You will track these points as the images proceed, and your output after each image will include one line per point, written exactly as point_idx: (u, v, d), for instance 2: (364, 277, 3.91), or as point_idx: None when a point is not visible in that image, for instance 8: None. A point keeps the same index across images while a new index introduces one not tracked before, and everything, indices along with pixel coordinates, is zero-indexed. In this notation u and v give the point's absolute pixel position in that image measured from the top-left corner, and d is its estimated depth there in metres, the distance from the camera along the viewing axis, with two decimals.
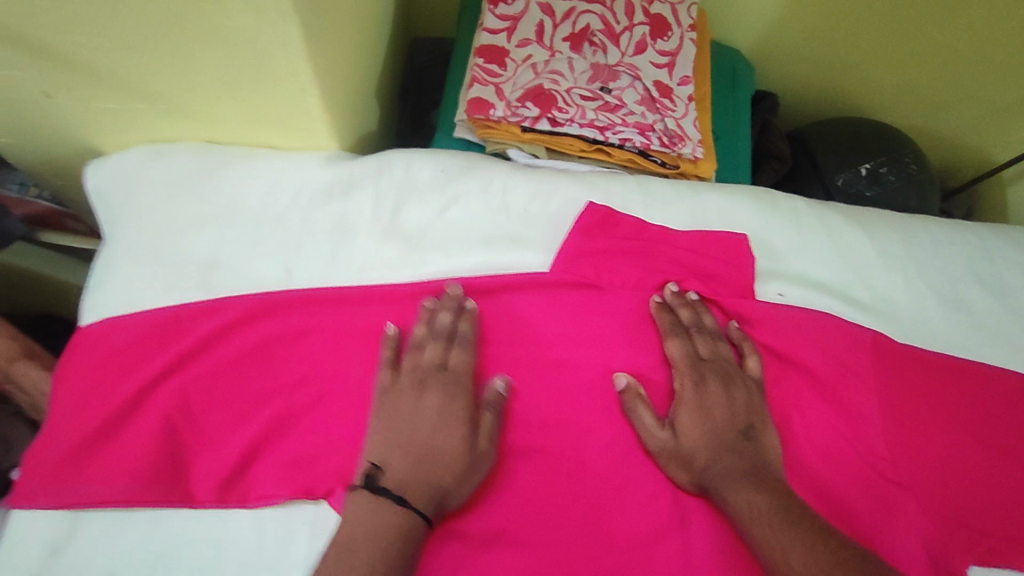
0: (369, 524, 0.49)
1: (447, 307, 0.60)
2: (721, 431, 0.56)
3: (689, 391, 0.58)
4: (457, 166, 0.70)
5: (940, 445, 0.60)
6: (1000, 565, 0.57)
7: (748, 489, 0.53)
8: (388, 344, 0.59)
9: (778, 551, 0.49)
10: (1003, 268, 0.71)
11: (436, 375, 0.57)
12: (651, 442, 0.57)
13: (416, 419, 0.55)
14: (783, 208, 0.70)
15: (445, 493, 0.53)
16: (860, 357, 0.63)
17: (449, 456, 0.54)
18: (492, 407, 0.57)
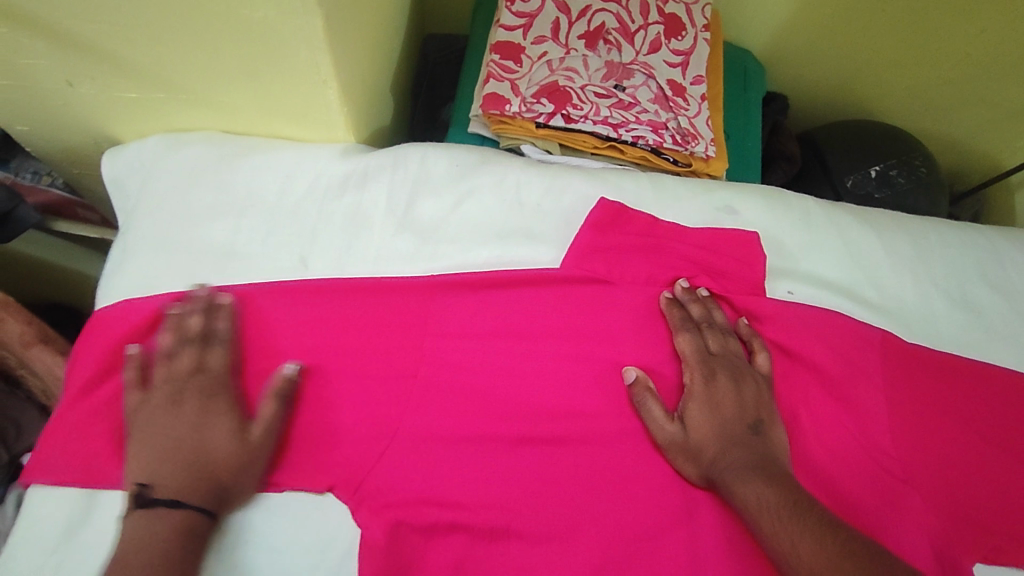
0: (145, 532, 0.49)
1: (198, 309, 0.60)
2: (729, 425, 0.57)
3: (699, 385, 0.59)
4: (471, 160, 0.70)
5: (946, 443, 0.61)
6: (1003, 562, 0.57)
7: (756, 481, 0.53)
8: (134, 362, 0.58)
9: (785, 542, 0.49)
10: (1012, 270, 0.72)
11: (193, 380, 0.56)
12: (660, 435, 0.58)
13: (174, 427, 0.54)
14: (794, 207, 0.71)
15: (225, 491, 0.53)
16: (868, 356, 0.63)
17: (219, 456, 0.53)
18: (273, 395, 0.56)
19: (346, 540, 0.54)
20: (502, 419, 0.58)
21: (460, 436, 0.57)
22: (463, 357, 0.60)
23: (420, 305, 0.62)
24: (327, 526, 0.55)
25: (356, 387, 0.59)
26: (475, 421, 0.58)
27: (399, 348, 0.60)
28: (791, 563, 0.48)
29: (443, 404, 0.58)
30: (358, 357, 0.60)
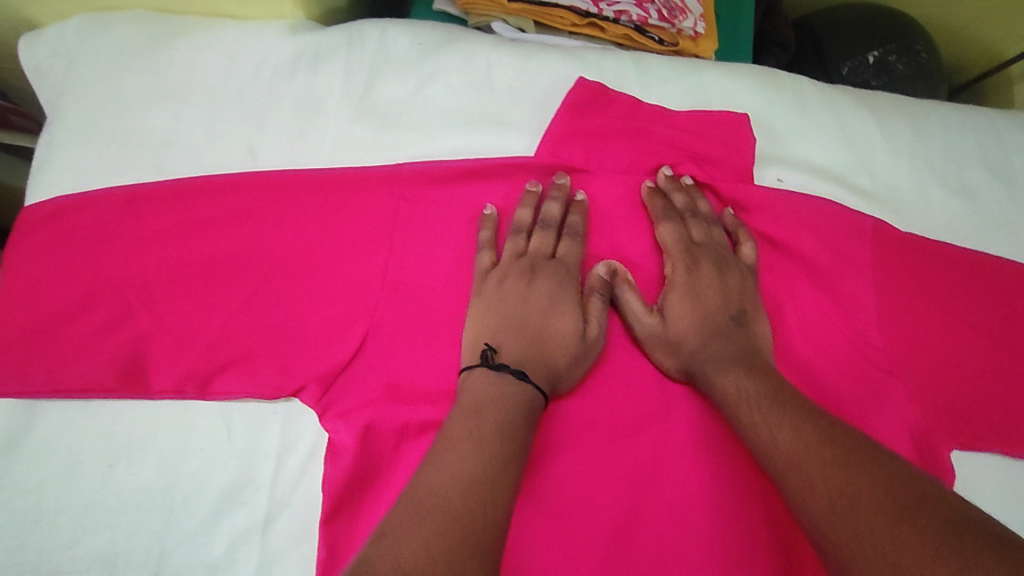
0: (497, 393, 0.48)
1: (556, 196, 0.57)
2: (710, 317, 0.55)
3: (680, 277, 0.57)
4: (437, 38, 0.62)
5: (932, 334, 0.59)
6: (987, 451, 0.56)
7: (738, 372, 0.51)
8: (490, 224, 0.56)
9: (764, 431, 0.48)
10: (1013, 154, 0.66)
11: (545, 263, 0.56)
12: (639, 327, 0.55)
13: (524, 303, 0.54)
14: (788, 88, 0.65)
15: (559, 376, 0.52)
16: (858, 245, 0.60)
17: (555, 341, 0.53)
18: (597, 291, 0.56)
19: (311, 441, 0.50)
20: None
21: (427, 336, 0.54)
22: (433, 254, 0.56)
23: (378, 197, 0.57)
24: (289, 429, 0.51)
25: (319, 286, 0.54)
26: (444, 320, 0.54)
27: (357, 247, 0.55)
28: (769, 452, 0.47)
29: (409, 305, 0.54)
30: (317, 255, 0.55)
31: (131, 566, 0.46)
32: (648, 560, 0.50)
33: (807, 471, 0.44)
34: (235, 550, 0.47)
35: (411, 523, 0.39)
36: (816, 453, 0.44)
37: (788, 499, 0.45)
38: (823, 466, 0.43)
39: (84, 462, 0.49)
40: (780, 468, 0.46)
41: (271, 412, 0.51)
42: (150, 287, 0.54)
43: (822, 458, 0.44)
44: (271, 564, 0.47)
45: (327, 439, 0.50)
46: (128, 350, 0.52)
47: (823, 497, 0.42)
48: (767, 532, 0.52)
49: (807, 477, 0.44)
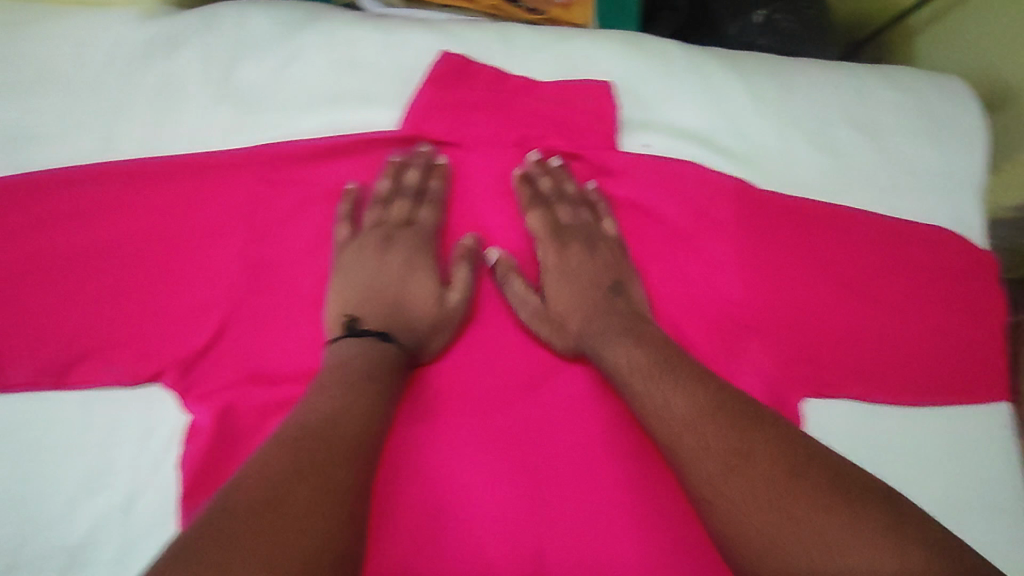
0: (366, 353, 0.51)
1: (415, 163, 0.57)
2: (585, 293, 0.58)
3: (552, 261, 0.59)
4: (297, 17, 0.61)
5: (792, 289, 0.61)
6: (834, 396, 0.60)
7: (622, 341, 0.53)
8: (348, 198, 0.56)
9: (654, 398, 0.48)
10: (876, 107, 0.68)
11: (403, 232, 0.56)
12: (524, 312, 0.57)
13: (383, 273, 0.55)
14: (654, 52, 0.65)
15: (421, 342, 0.54)
16: (722, 207, 0.61)
17: (416, 309, 0.54)
18: (464, 260, 0.57)
19: (174, 424, 0.51)
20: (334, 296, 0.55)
21: (289, 318, 0.54)
22: (294, 235, 0.56)
23: (236, 180, 0.56)
24: (154, 413, 0.52)
25: (178, 272, 0.55)
26: (306, 300, 0.55)
27: (215, 233, 0.56)
28: (660, 416, 0.47)
29: (270, 287, 0.55)
30: (176, 242, 0.55)
31: None
32: (510, 518, 0.53)
33: (699, 434, 0.45)
34: (96, 535, 0.49)
35: (285, 449, 0.44)
36: (710, 417, 0.45)
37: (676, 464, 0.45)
38: (720, 430, 0.44)
39: None
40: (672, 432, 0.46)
41: (134, 398, 0.52)
42: (5, 282, 0.53)
43: (716, 423, 0.45)
44: (131, 545, 0.48)
45: (191, 422, 0.51)
46: None
47: (716, 458, 0.43)
48: (623, 485, 0.54)
49: (695, 440, 0.45)
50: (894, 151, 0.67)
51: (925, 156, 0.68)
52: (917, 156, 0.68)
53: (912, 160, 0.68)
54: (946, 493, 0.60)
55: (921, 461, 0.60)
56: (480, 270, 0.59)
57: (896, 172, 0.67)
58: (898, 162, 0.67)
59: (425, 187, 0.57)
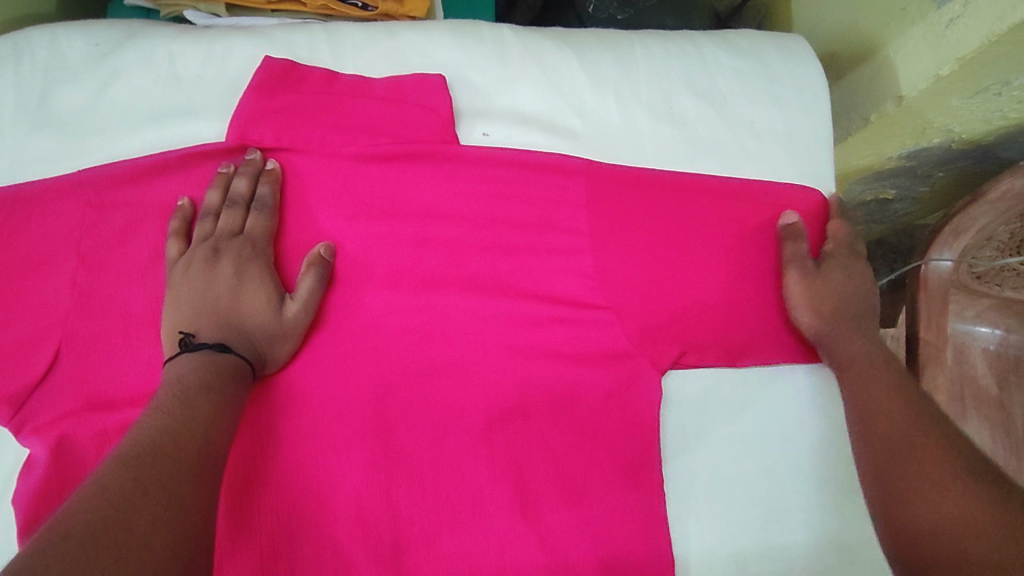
0: (200, 365, 0.50)
1: (244, 173, 0.57)
2: (850, 306, 0.63)
3: (833, 256, 0.65)
4: (115, 37, 0.60)
5: (652, 261, 0.61)
6: (692, 364, 0.60)
7: (862, 356, 0.59)
8: (179, 214, 0.56)
9: (881, 427, 0.52)
10: (718, 74, 0.69)
11: (231, 243, 0.56)
12: (795, 266, 0.62)
13: (214, 285, 0.54)
14: (487, 39, 0.66)
15: (262, 351, 0.54)
16: (568, 188, 0.61)
17: (255, 318, 0.54)
18: (308, 268, 0.56)
19: (12, 459, 0.51)
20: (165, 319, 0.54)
21: (120, 343, 0.53)
22: (123, 258, 0.55)
23: (58, 206, 0.55)
24: None
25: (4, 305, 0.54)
26: (139, 324, 0.54)
27: (37, 262, 0.54)
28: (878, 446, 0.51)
29: (100, 314, 0.54)
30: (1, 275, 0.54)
31: None
32: (368, 516, 0.54)
33: (916, 459, 0.48)
34: None
35: (124, 468, 0.42)
36: (913, 439, 0.49)
37: (884, 488, 0.49)
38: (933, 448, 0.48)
39: None
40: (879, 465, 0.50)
41: None
42: None
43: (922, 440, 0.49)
44: None
45: (27, 455, 0.51)
46: None
47: (925, 468, 0.47)
48: (482, 471, 0.56)
49: (913, 451, 0.49)
50: (738, 115, 0.68)
51: (772, 115, 0.68)
52: (763, 117, 0.68)
53: (759, 121, 0.68)
54: (812, 449, 0.61)
55: (789, 422, 0.61)
56: (332, 282, 0.58)
57: (743, 135, 0.67)
58: (744, 125, 0.68)
59: (254, 195, 0.57)
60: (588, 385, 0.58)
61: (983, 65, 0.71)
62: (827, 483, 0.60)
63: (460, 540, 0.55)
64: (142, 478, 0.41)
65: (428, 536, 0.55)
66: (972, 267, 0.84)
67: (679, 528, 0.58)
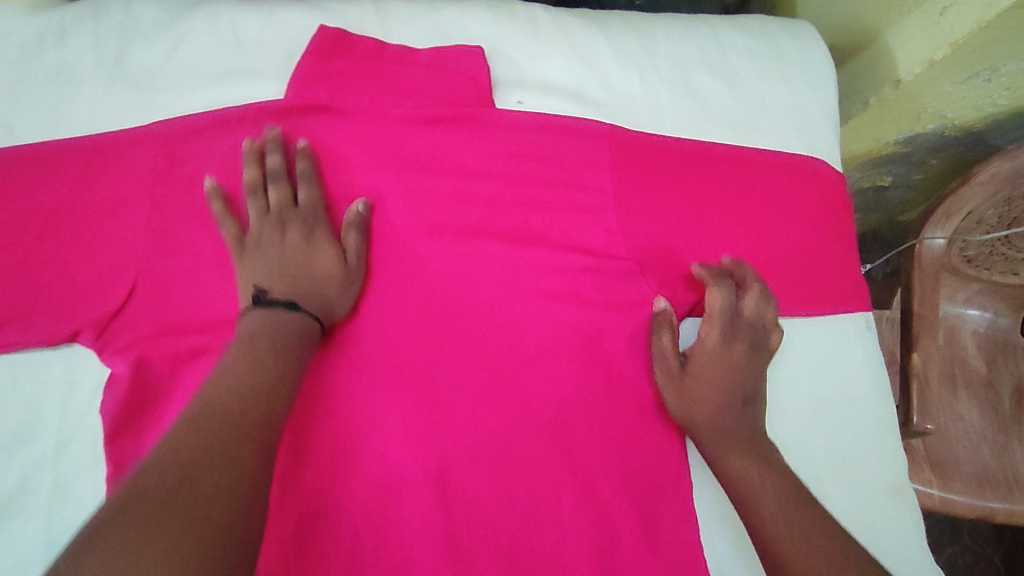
0: (278, 326, 0.55)
1: (275, 148, 0.60)
2: (729, 398, 0.62)
3: (711, 346, 0.64)
4: (183, 4, 0.66)
5: (669, 220, 0.67)
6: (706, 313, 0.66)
7: (748, 458, 0.58)
8: (216, 196, 0.59)
9: (788, 549, 0.52)
10: (731, 54, 0.74)
11: (291, 213, 0.60)
12: (659, 372, 0.63)
13: (284, 250, 0.59)
14: (522, 17, 0.72)
15: (332, 305, 0.59)
16: (595, 153, 0.67)
17: (323, 273, 0.59)
18: (355, 228, 0.61)
19: (95, 377, 0.55)
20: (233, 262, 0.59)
21: (193, 280, 0.58)
22: (193, 203, 0.60)
23: (135, 155, 0.60)
24: (75, 369, 0.56)
25: (84, 242, 0.58)
26: (207, 264, 0.59)
27: (114, 204, 0.59)
28: (784, 571, 0.52)
29: (173, 254, 0.59)
30: (81, 215, 0.59)
31: None
32: (415, 443, 0.59)
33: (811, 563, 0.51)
34: (28, 481, 0.53)
35: (194, 431, 0.46)
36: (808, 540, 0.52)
37: None
38: (821, 543, 0.52)
39: None
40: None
41: (55, 356, 0.56)
42: None
43: (807, 528, 0.53)
44: (63, 488, 0.53)
45: (109, 373, 0.55)
46: None
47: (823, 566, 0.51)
48: (516, 406, 0.61)
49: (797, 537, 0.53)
50: (750, 91, 0.74)
51: (780, 91, 0.74)
52: (773, 94, 0.74)
53: (769, 98, 0.74)
54: (814, 395, 0.66)
55: (791, 370, 0.67)
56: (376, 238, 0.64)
57: (754, 110, 0.73)
58: (755, 100, 0.73)
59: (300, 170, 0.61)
60: (612, 331, 0.64)
61: (974, 51, 0.78)
62: (829, 427, 0.65)
63: (495, 463, 0.60)
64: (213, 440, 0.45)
65: (469, 461, 0.60)
66: (963, 250, 0.90)
67: (694, 459, 0.63)
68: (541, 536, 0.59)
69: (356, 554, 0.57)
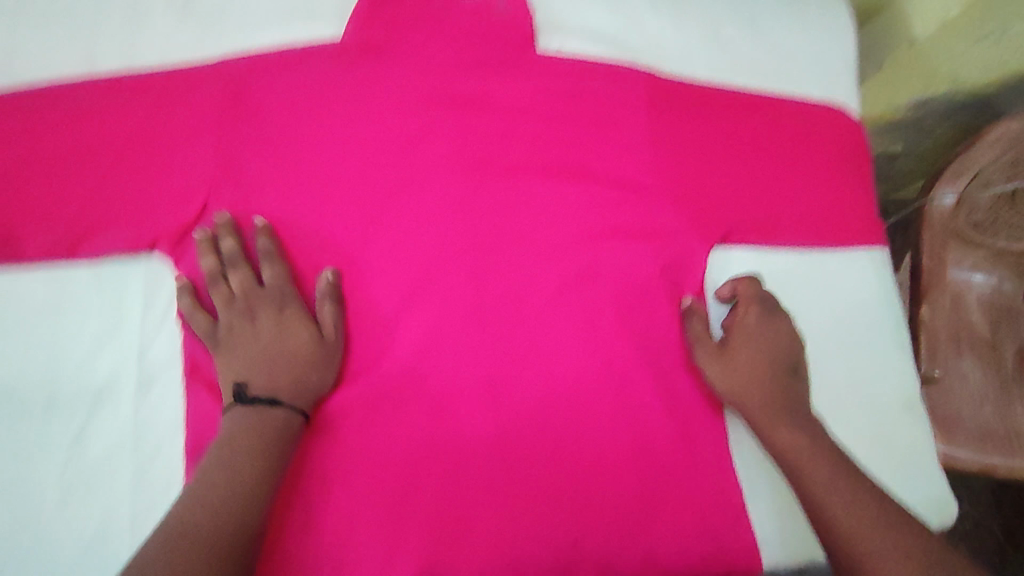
0: (257, 422, 0.56)
1: (228, 231, 0.60)
2: (773, 374, 0.65)
3: (752, 327, 0.67)
4: None
5: (700, 159, 0.71)
6: (735, 244, 0.70)
7: (794, 429, 0.63)
8: (184, 291, 0.59)
9: (837, 509, 0.57)
10: (759, 7, 0.79)
11: (259, 297, 0.60)
12: (700, 352, 0.66)
13: (259, 338, 0.60)
14: None
15: (316, 387, 0.59)
16: (632, 96, 0.71)
17: (298, 354, 0.59)
18: (327, 299, 0.61)
19: (170, 287, 0.60)
20: (295, 185, 0.63)
21: (257, 200, 0.62)
22: (257, 129, 0.63)
23: (205, 84, 0.64)
24: (152, 279, 0.60)
25: (159, 162, 0.62)
26: (271, 184, 0.62)
27: (184, 131, 0.63)
28: (835, 527, 0.57)
29: (240, 176, 0.62)
30: (154, 138, 0.62)
31: (26, 393, 0.57)
32: (464, 357, 0.62)
33: (861, 522, 0.56)
34: (115, 376, 0.58)
35: (171, 543, 0.48)
36: (856, 501, 0.58)
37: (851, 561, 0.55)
38: (865, 506, 0.57)
39: None
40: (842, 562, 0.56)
41: (134, 265, 0.60)
42: (11, 174, 0.60)
43: (854, 490, 0.59)
44: (147, 382, 0.58)
45: (182, 284, 0.60)
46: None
47: (870, 525, 0.56)
48: (558, 326, 0.64)
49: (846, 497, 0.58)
50: (776, 43, 0.78)
51: (804, 43, 0.79)
52: (797, 45, 0.78)
53: (793, 48, 0.78)
54: (836, 323, 0.70)
55: (815, 301, 0.70)
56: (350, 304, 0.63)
57: (779, 60, 0.78)
58: (781, 51, 0.78)
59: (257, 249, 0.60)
60: (650, 257, 0.67)
61: None
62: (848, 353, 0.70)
63: (539, 379, 0.63)
64: (191, 542, 0.49)
65: (514, 376, 0.63)
66: (969, 216, 0.94)
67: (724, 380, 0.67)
68: (581, 441, 0.63)
69: (410, 453, 0.59)
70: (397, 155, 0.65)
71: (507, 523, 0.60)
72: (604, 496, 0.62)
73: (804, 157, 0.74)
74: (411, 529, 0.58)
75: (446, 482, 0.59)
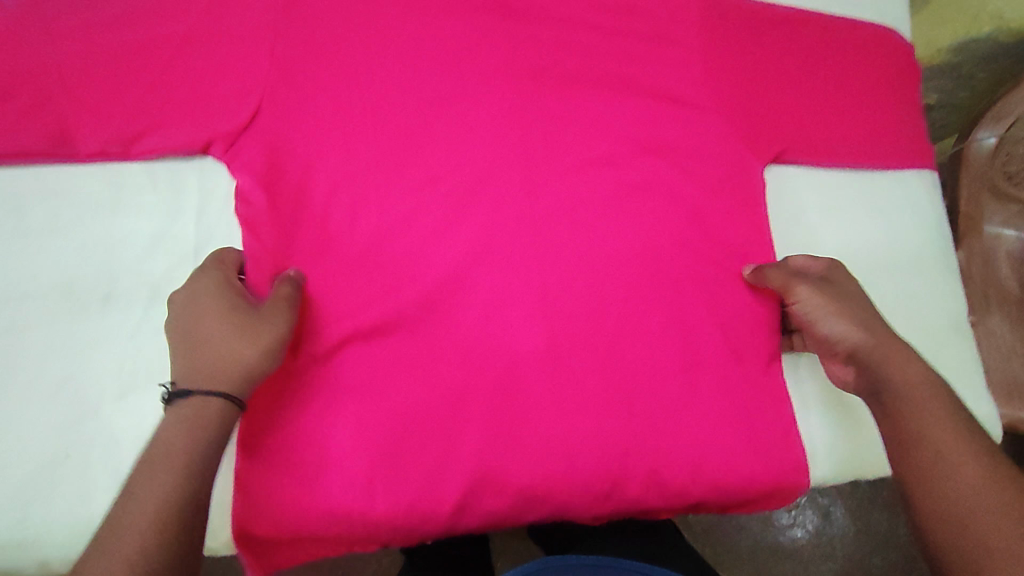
0: (170, 424, 0.48)
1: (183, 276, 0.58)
2: (867, 314, 0.59)
3: (834, 277, 0.62)
4: None
5: (755, 74, 0.70)
6: (791, 159, 0.70)
7: (903, 362, 0.56)
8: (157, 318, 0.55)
9: (943, 442, 0.50)
10: None
11: (185, 291, 0.55)
12: (788, 288, 0.61)
13: (183, 326, 0.53)
14: None
15: (246, 366, 0.51)
16: (686, 10, 0.70)
17: (224, 331, 0.52)
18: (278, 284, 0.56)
19: (223, 188, 0.61)
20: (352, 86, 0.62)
21: (315, 99, 0.61)
22: (316, 29, 0.63)
23: None
24: (207, 180, 0.61)
25: (216, 60, 0.61)
26: (328, 85, 0.62)
27: (240, 29, 0.61)
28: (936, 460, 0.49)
29: (297, 75, 0.61)
30: (211, 36, 0.61)
31: (86, 286, 0.57)
32: (520, 261, 0.62)
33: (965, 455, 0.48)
34: (173, 272, 0.59)
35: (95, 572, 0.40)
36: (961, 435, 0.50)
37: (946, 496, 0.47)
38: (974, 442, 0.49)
39: (31, 211, 0.58)
40: (965, 542, 0.44)
41: (188, 166, 0.61)
42: (66, 66, 0.59)
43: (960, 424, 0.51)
44: None
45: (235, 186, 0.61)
46: (58, 115, 0.58)
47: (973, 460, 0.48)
48: (613, 233, 0.64)
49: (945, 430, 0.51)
50: None
51: None
52: None
53: None
54: (892, 240, 0.71)
55: (870, 218, 0.71)
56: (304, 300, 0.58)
57: None
58: None
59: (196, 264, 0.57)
60: (705, 169, 0.67)
61: None
62: (902, 269, 0.70)
63: (595, 286, 0.63)
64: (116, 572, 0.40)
65: (570, 281, 0.62)
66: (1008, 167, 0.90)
67: None
68: (636, 349, 0.62)
69: (464, 355, 0.59)
70: (455, 61, 0.65)
71: (560, 426, 0.59)
72: (658, 404, 0.61)
73: (860, 75, 0.73)
74: (468, 427, 0.58)
75: (502, 384, 0.59)
